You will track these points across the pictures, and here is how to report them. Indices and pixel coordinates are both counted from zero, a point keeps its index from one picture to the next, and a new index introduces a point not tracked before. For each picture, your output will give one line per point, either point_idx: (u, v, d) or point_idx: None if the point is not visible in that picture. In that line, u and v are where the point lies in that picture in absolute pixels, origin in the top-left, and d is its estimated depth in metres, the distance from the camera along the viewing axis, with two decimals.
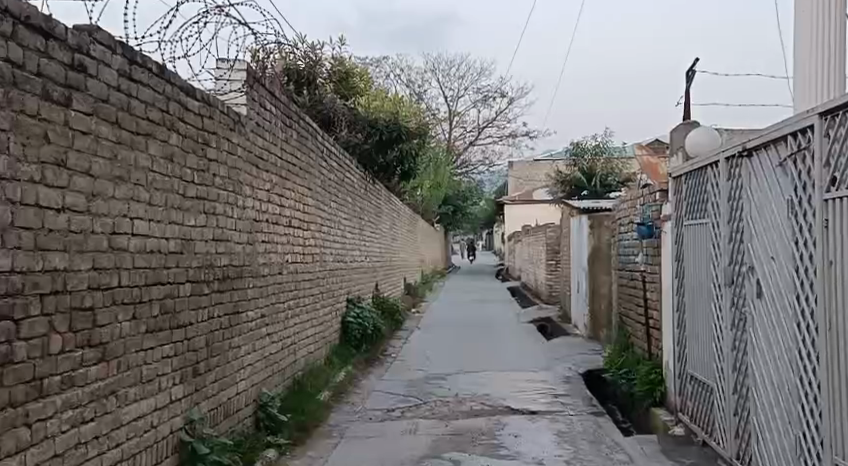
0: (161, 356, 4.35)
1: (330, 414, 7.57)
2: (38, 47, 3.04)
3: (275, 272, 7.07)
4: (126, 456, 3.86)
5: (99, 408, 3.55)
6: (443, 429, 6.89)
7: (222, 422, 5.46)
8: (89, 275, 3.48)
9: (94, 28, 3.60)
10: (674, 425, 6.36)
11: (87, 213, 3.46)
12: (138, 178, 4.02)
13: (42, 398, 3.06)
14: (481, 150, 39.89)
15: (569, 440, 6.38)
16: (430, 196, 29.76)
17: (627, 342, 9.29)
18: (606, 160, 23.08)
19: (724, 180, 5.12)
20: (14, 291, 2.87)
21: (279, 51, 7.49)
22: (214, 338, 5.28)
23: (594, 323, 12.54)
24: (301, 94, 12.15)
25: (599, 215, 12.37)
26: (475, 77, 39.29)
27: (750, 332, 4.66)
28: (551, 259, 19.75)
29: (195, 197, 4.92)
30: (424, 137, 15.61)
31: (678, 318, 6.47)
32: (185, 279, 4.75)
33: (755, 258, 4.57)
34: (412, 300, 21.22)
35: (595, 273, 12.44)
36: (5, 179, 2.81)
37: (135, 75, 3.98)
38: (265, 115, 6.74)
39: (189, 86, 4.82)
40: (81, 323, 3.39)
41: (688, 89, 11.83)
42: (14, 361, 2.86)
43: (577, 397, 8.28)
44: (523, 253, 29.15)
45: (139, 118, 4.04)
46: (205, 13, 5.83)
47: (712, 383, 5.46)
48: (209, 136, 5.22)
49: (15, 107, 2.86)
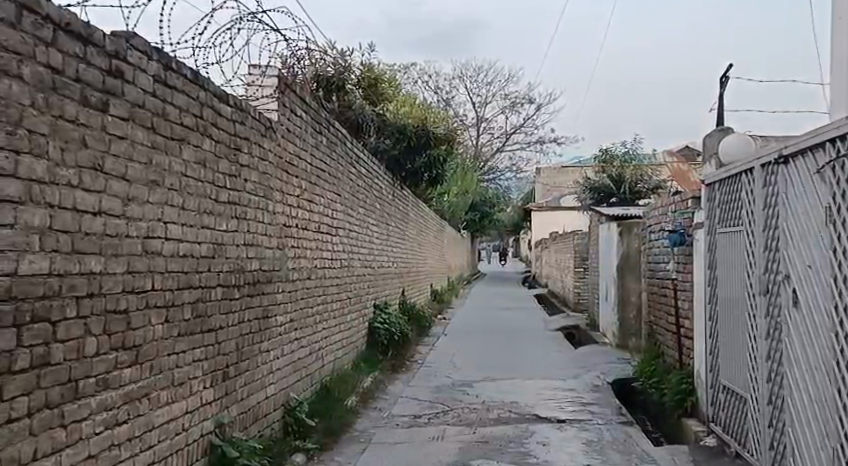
0: (192, 359, 4.37)
1: (357, 419, 7.55)
2: (77, 53, 3.08)
3: (303, 278, 7.10)
4: (157, 458, 3.88)
5: (132, 411, 3.59)
6: (471, 436, 6.86)
7: (251, 425, 5.49)
8: (123, 278, 3.51)
9: (130, 35, 3.64)
10: (706, 436, 6.26)
11: (122, 217, 3.49)
12: (171, 183, 4.06)
13: (78, 400, 3.10)
14: (508, 157, 40.18)
15: (598, 449, 6.32)
16: (458, 202, 29.79)
17: (657, 352, 9.17)
18: (636, 166, 22.77)
19: (760, 187, 5.03)
20: (51, 294, 2.90)
21: (310, 57, 7.56)
22: (244, 341, 5.32)
23: (623, 332, 12.38)
24: (331, 101, 12.06)
25: (627, 221, 12.22)
26: (503, 84, 39.14)
27: (785, 342, 4.59)
28: (579, 266, 19.59)
29: (227, 202, 4.97)
30: (452, 143, 15.56)
31: (711, 328, 6.36)
32: (217, 284, 4.78)
33: (791, 267, 4.50)
34: (438, 305, 21.20)
35: (624, 281, 12.32)
36: (44, 183, 2.85)
37: (169, 81, 4.03)
38: (296, 121, 6.76)
39: (222, 92, 4.87)
40: (115, 326, 3.43)
41: (722, 93, 11.62)
42: (51, 363, 2.89)
43: (607, 406, 8.19)
44: (548, 259, 30.18)
45: (173, 123, 4.08)
46: (238, 20, 5.88)
47: (746, 394, 5.37)
48: (241, 142, 5.26)
49: (53, 113, 2.90)
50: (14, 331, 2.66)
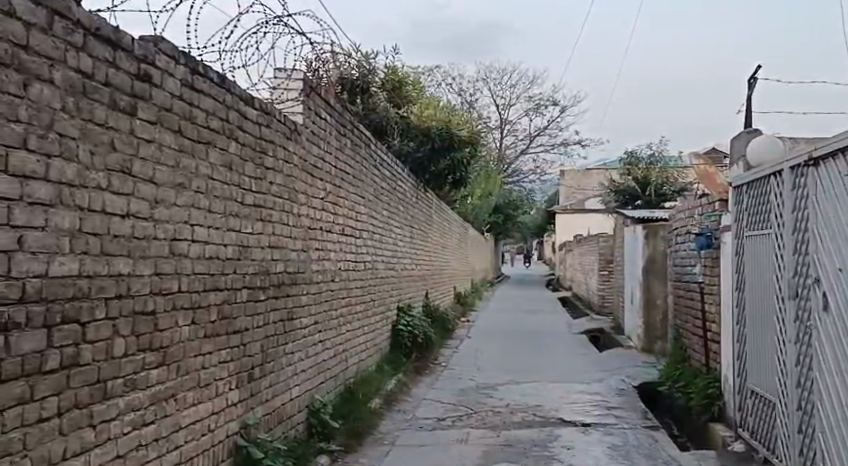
0: (218, 361, 4.40)
1: (380, 421, 7.57)
2: (106, 58, 3.12)
3: (328, 279, 7.12)
4: (184, 459, 3.92)
5: (159, 412, 3.62)
6: (495, 439, 6.83)
7: (276, 427, 5.52)
8: (151, 280, 3.55)
9: (158, 39, 3.69)
10: (733, 441, 6.19)
11: (150, 219, 3.53)
12: (198, 186, 4.09)
13: (106, 400, 3.13)
14: (532, 159, 40.08)
15: (623, 454, 6.27)
16: (482, 205, 29.76)
17: (683, 355, 9.09)
18: (662, 168, 22.57)
19: (790, 189, 4.97)
20: (81, 295, 2.94)
21: (334, 60, 7.59)
22: (269, 343, 5.35)
23: (648, 335, 12.30)
24: (355, 103, 12.13)
25: (653, 223, 12.12)
26: (527, 85, 39.11)
27: (815, 346, 4.52)
28: (604, 269, 19.47)
29: (252, 204, 5.00)
30: (475, 145, 15.54)
31: (738, 332, 6.30)
32: (242, 286, 4.82)
33: (822, 270, 4.43)
34: (461, 308, 21.19)
35: (649, 285, 12.22)
36: (74, 186, 2.88)
37: (196, 85, 4.07)
38: (320, 125, 6.79)
39: (248, 96, 4.90)
40: (143, 327, 3.46)
41: (750, 94, 11.49)
42: (80, 364, 2.93)
43: (631, 410, 8.13)
44: (572, 262, 29.99)
45: (200, 127, 4.12)
46: (264, 24, 5.91)
47: (774, 399, 5.31)
48: (267, 145, 5.29)
49: (83, 116, 2.94)
50: (45, 331, 2.69)
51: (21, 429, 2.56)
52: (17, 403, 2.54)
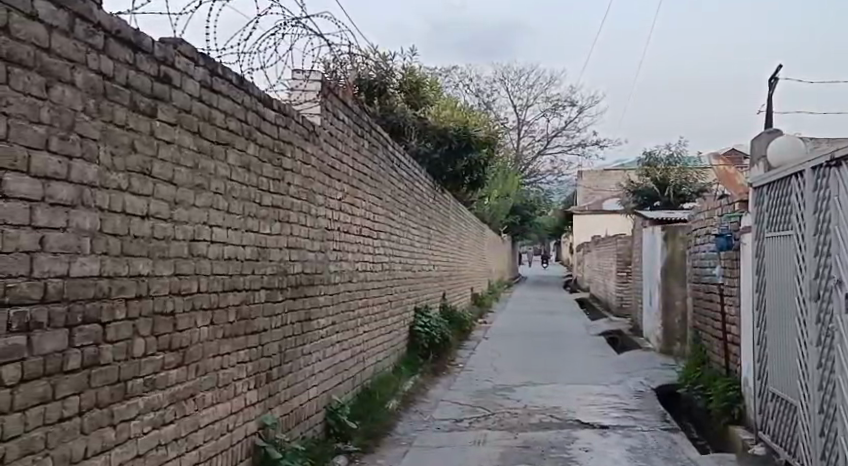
0: (237, 361, 4.43)
1: (398, 422, 7.56)
2: (127, 60, 3.14)
3: (345, 280, 7.14)
4: (203, 459, 3.93)
5: (178, 411, 3.64)
6: (513, 441, 6.81)
7: (294, 427, 5.53)
8: (170, 281, 3.57)
9: (178, 41, 3.71)
10: (754, 445, 6.12)
11: (169, 220, 3.56)
12: (217, 187, 4.12)
13: (126, 400, 3.16)
14: (550, 160, 39.97)
15: (642, 456, 6.23)
16: (499, 206, 29.70)
17: (702, 357, 9.02)
18: (681, 169, 22.41)
19: (811, 190, 4.91)
20: (102, 295, 2.96)
21: (352, 62, 7.61)
22: (287, 344, 5.37)
23: (667, 337, 12.22)
24: (372, 104, 12.22)
25: (672, 225, 12.03)
26: (544, 86, 39.01)
27: (837, 349, 4.47)
28: (622, 270, 19.35)
29: (270, 205, 5.02)
30: (493, 145, 15.52)
31: (759, 334, 6.23)
32: (261, 286, 4.84)
33: (844, 272, 4.38)
34: (478, 309, 21.14)
35: (668, 287, 12.13)
36: (95, 187, 2.91)
37: (216, 86, 4.10)
38: (338, 126, 6.81)
39: (267, 97, 4.93)
40: (162, 328, 3.49)
41: (771, 94, 11.38)
42: (100, 363, 2.95)
43: (650, 412, 8.08)
44: (590, 263, 29.87)
45: (219, 128, 4.15)
46: (282, 25, 5.94)
47: (796, 402, 5.25)
48: (285, 146, 5.31)
49: (104, 118, 2.97)
50: (66, 331, 2.72)
51: (42, 428, 2.58)
52: (39, 402, 2.57)
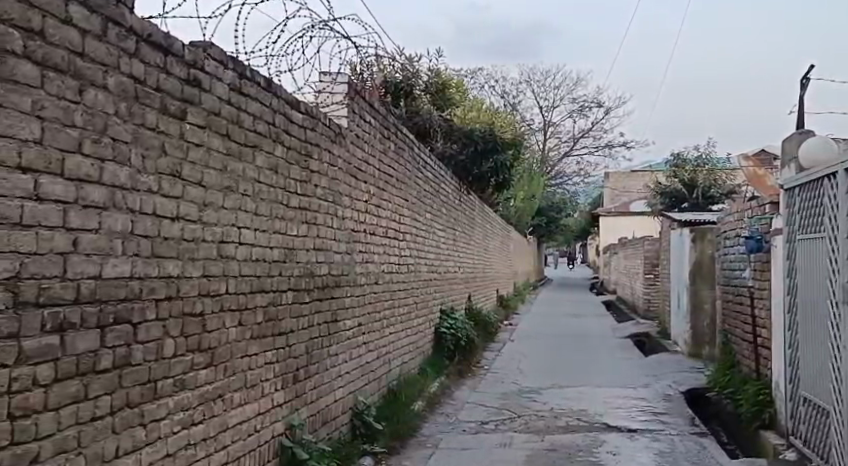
0: (264, 362, 4.45)
1: (424, 424, 7.56)
2: (158, 63, 3.18)
3: (372, 282, 7.16)
4: (231, 458, 3.97)
5: (206, 411, 3.67)
6: (539, 444, 6.78)
7: (320, 428, 5.55)
8: (199, 282, 3.60)
9: (207, 44, 3.74)
10: (785, 450, 6.03)
11: (198, 222, 3.59)
12: (245, 189, 4.15)
13: (156, 400, 3.19)
14: (576, 161, 39.77)
15: (671, 460, 6.17)
16: (525, 207, 29.58)
17: (732, 361, 8.91)
18: (710, 169, 22.16)
19: (845, 192, 4.83)
20: (133, 296, 2.99)
21: (378, 63, 7.63)
22: (314, 345, 5.40)
23: (696, 340, 12.08)
24: (398, 106, 12.19)
25: (700, 227, 11.88)
26: (570, 87, 38.82)
27: None
28: (650, 272, 19.18)
29: (297, 207, 5.05)
30: (518, 147, 15.52)
31: (790, 338, 6.14)
32: (288, 287, 4.87)
33: None
34: (504, 311, 21.08)
35: (696, 290, 11.99)
36: (127, 190, 2.95)
37: (244, 89, 4.13)
38: (364, 127, 6.83)
39: (294, 99, 4.96)
40: (192, 328, 3.52)
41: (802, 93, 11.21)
42: (132, 363, 2.99)
43: (677, 416, 8.00)
44: (616, 264, 29.65)
45: (247, 131, 4.18)
46: (310, 28, 5.96)
47: (828, 406, 5.17)
48: (312, 149, 5.34)
49: (136, 121, 3.01)
50: (98, 332, 2.75)
51: (75, 426, 2.62)
52: (72, 401, 2.61)
